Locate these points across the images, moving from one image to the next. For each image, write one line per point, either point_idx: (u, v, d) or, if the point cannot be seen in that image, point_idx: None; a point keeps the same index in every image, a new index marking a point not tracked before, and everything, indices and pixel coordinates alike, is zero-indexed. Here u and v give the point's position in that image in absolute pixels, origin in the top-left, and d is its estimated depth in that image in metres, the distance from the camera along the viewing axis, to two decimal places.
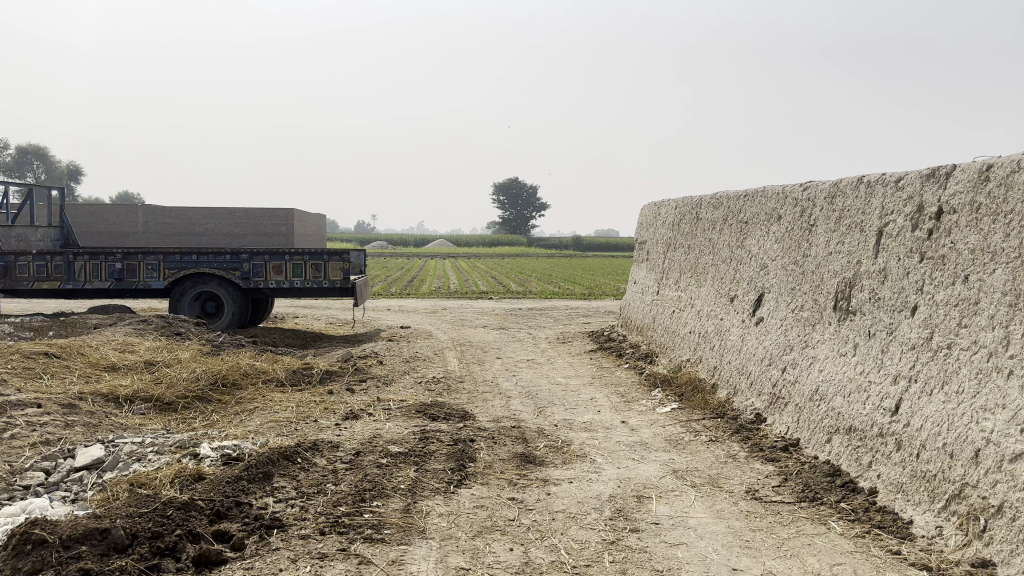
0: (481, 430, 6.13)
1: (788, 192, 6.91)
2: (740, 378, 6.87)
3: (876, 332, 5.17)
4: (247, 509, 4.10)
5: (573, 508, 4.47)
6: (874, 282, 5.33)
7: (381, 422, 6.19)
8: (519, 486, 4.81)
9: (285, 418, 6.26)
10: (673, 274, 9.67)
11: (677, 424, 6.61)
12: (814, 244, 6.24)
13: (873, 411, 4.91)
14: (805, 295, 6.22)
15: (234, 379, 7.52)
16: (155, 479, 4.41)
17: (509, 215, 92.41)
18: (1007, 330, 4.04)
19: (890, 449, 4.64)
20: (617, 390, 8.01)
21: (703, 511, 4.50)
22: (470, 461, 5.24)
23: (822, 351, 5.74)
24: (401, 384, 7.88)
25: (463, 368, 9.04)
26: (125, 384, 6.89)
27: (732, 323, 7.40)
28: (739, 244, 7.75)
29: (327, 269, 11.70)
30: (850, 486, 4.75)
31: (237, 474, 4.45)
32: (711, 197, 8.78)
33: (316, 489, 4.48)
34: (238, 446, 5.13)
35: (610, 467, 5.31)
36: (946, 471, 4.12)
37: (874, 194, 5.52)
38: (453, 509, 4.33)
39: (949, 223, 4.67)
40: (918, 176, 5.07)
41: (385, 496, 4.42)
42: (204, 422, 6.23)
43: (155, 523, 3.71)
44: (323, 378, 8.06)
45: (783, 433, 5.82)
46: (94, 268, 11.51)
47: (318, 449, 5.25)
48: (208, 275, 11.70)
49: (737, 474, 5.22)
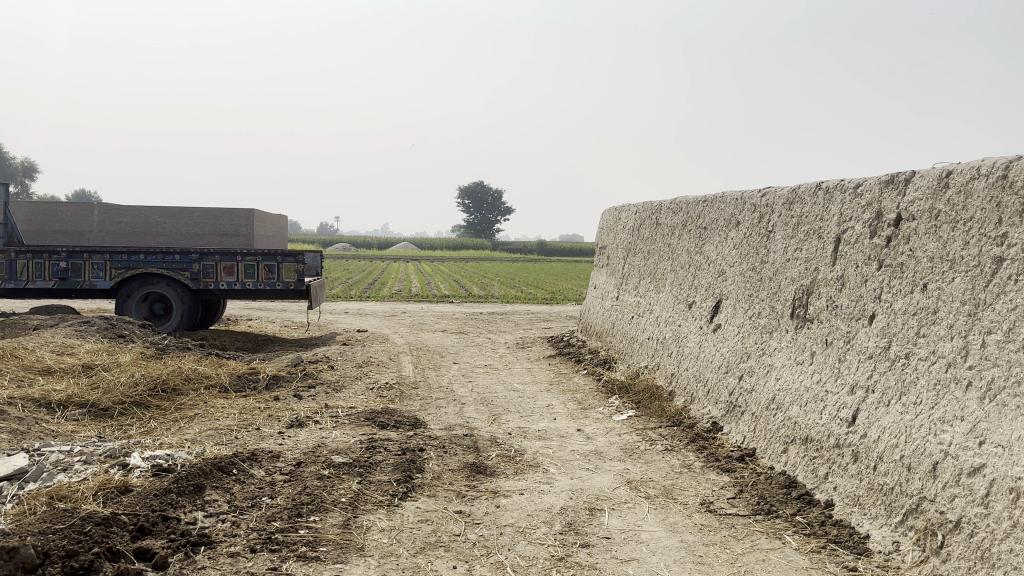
0: (431, 438, 5.91)
1: (746, 198, 6.83)
2: (697, 385, 6.76)
3: (833, 341, 5.08)
4: (175, 524, 3.85)
5: (522, 522, 4.29)
6: (832, 289, 5.23)
7: (327, 430, 5.94)
8: (467, 499, 4.61)
9: (226, 426, 5.98)
10: (632, 279, 9.57)
11: (633, 432, 6.45)
12: (772, 250, 6.15)
13: (829, 421, 4.82)
14: (763, 302, 6.12)
15: (175, 384, 7.22)
16: (77, 492, 4.13)
17: (474, 219, 92.21)
18: (966, 340, 3.95)
19: (847, 460, 4.54)
20: (574, 397, 7.85)
21: (656, 525, 4.35)
22: (418, 472, 5.03)
23: (779, 359, 5.64)
24: (352, 390, 7.62)
25: (417, 373, 8.81)
26: (59, 389, 6.54)
27: (689, 330, 7.29)
28: (698, 250, 7.65)
29: (280, 271, 11.39)
30: (806, 498, 4.63)
31: (166, 487, 4.19)
32: (671, 202, 8.69)
33: (251, 503, 4.23)
34: (170, 455, 4.85)
35: (564, 478, 5.14)
36: (903, 484, 4.02)
37: (832, 200, 5.44)
38: (396, 524, 4.12)
39: (908, 230, 4.59)
40: (877, 182, 4.99)
41: (324, 510, 4.20)
42: (141, 429, 5.94)
43: (70, 541, 3.44)
44: (270, 383, 7.78)
45: (739, 442, 5.70)
46: (36, 267, 11.08)
47: (257, 459, 5.00)
48: (155, 274, 11.30)
49: (693, 485, 5.08)
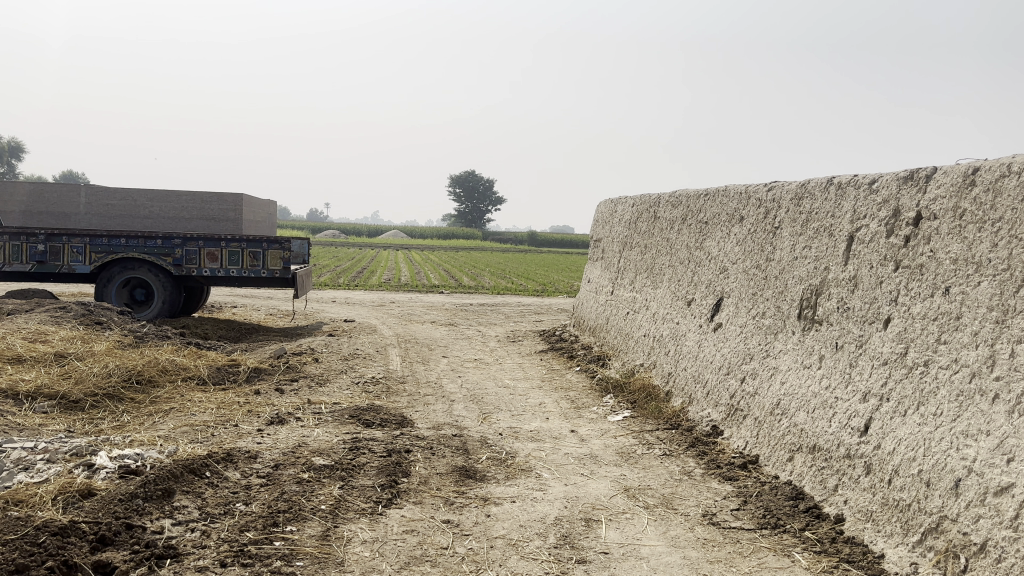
0: (418, 439, 5.63)
1: (751, 192, 6.56)
2: (696, 387, 6.50)
3: (844, 345, 4.83)
4: (139, 533, 3.55)
5: (514, 533, 4.02)
6: (843, 290, 4.98)
7: (309, 428, 5.66)
8: (455, 507, 4.33)
9: (202, 422, 5.68)
10: (627, 274, 9.30)
11: (630, 435, 6.19)
12: (778, 248, 5.89)
13: (839, 430, 4.57)
14: (767, 302, 5.86)
15: (151, 376, 6.90)
16: (35, 496, 3.80)
17: (465, 208, 91.80)
18: (992, 349, 3.70)
19: (858, 472, 4.29)
20: (567, 395, 7.58)
21: (657, 539, 4.09)
22: (403, 476, 4.75)
23: (784, 362, 5.38)
24: (337, 385, 7.33)
25: (405, 367, 8.52)
26: (28, 379, 6.21)
27: (688, 328, 7.03)
28: (699, 245, 7.38)
29: (266, 257, 11.06)
30: (815, 512, 4.39)
31: (132, 491, 3.88)
32: (670, 195, 8.42)
33: (223, 510, 3.95)
34: (140, 455, 4.54)
35: (558, 484, 4.87)
36: (922, 500, 3.77)
37: (845, 196, 5.18)
38: (379, 535, 3.84)
39: (929, 229, 4.34)
40: (895, 179, 4.73)
41: (301, 519, 3.91)
42: (113, 424, 5.63)
43: (21, 554, 3.13)
44: (250, 376, 7.47)
45: (741, 448, 5.45)
46: (14, 249, 10.74)
47: (232, 460, 4.70)
48: (136, 259, 10.93)
49: (693, 494, 4.81)
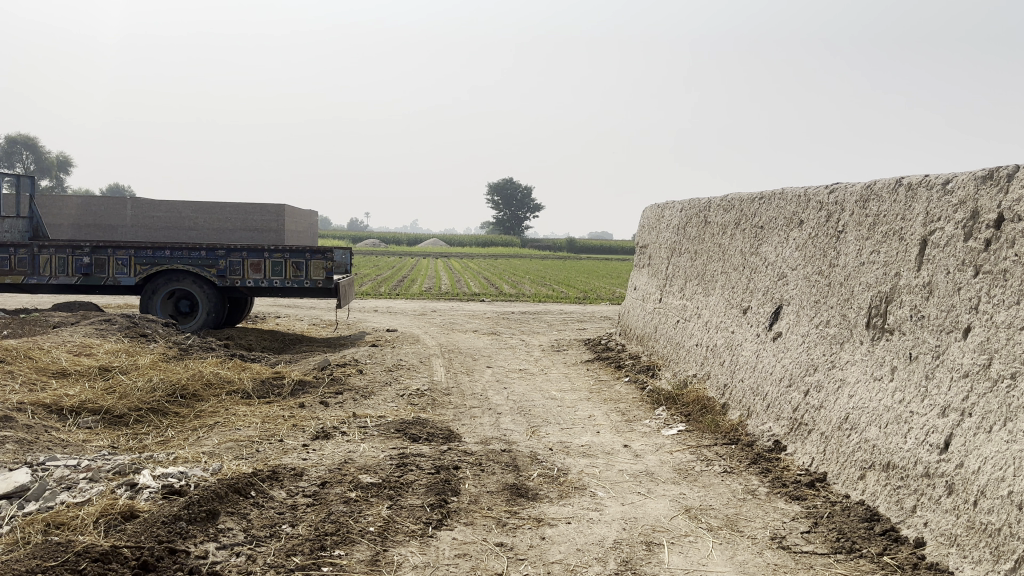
0: (465, 454, 5.45)
1: (810, 194, 6.27)
2: (755, 399, 6.22)
3: (919, 355, 4.53)
4: (182, 558, 3.41)
5: (571, 558, 3.80)
6: (916, 298, 4.68)
7: (355, 443, 5.52)
8: (508, 528, 4.13)
9: (246, 437, 5.57)
10: (677, 281, 9.03)
11: (686, 450, 5.93)
12: (842, 253, 5.59)
13: (915, 447, 4.27)
14: (831, 309, 5.57)
15: (195, 390, 6.83)
16: (77, 518, 3.70)
17: (503, 216, 91.91)
18: None
19: (939, 493, 3.99)
20: (618, 407, 7.34)
21: (723, 564, 3.85)
22: (453, 494, 4.57)
23: (852, 374, 5.09)
24: (382, 397, 7.19)
25: (450, 378, 8.37)
26: (73, 393, 6.17)
27: (745, 338, 6.75)
28: (754, 251, 7.10)
29: (308, 268, 11.00)
30: (893, 535, 4.09)
31: (175, 513, 3.75)
32: (722, 199, 8.14)
33: (268, 532, 3.81)
34: (184, 474, 4.43)
35: (614, 504, 4.64)
36: (1014, 524, 3.46)
37: (916, 198, 4.88)
38: (430, 559, 3.65)
39: (1012, 232, 4.03)
40: (973, 178, 4.43)
41: (348, 542, 3.75)
42: (158, 440, 5.55)
43: None
44: (295, 389, 7.37)
45: (807, 466, 5.16)
46: (61, 262, 10.83)
47: (278, 478, 4.57)
48: (181, 271, 10.95)
49: (759, 515, 4.55)
